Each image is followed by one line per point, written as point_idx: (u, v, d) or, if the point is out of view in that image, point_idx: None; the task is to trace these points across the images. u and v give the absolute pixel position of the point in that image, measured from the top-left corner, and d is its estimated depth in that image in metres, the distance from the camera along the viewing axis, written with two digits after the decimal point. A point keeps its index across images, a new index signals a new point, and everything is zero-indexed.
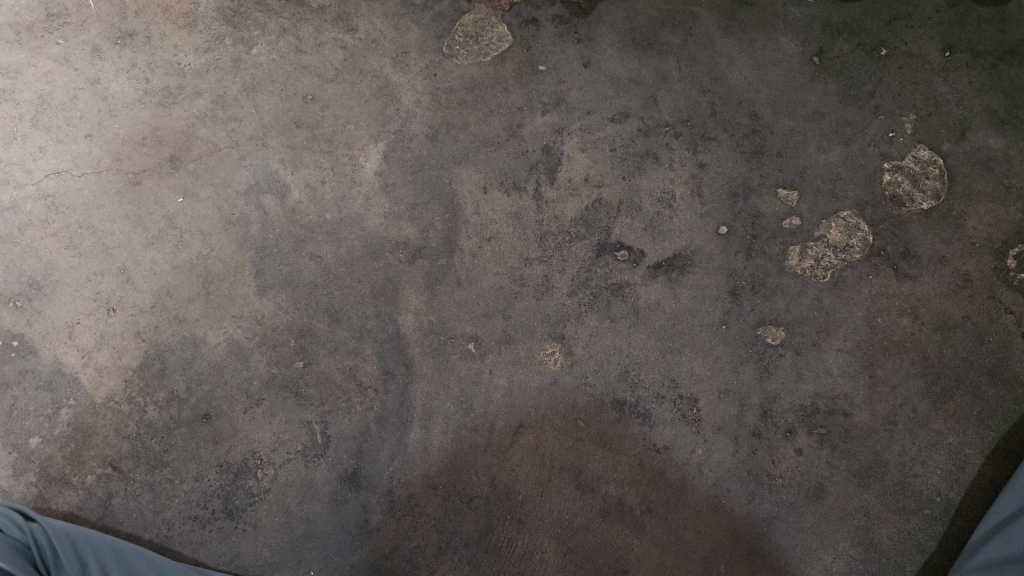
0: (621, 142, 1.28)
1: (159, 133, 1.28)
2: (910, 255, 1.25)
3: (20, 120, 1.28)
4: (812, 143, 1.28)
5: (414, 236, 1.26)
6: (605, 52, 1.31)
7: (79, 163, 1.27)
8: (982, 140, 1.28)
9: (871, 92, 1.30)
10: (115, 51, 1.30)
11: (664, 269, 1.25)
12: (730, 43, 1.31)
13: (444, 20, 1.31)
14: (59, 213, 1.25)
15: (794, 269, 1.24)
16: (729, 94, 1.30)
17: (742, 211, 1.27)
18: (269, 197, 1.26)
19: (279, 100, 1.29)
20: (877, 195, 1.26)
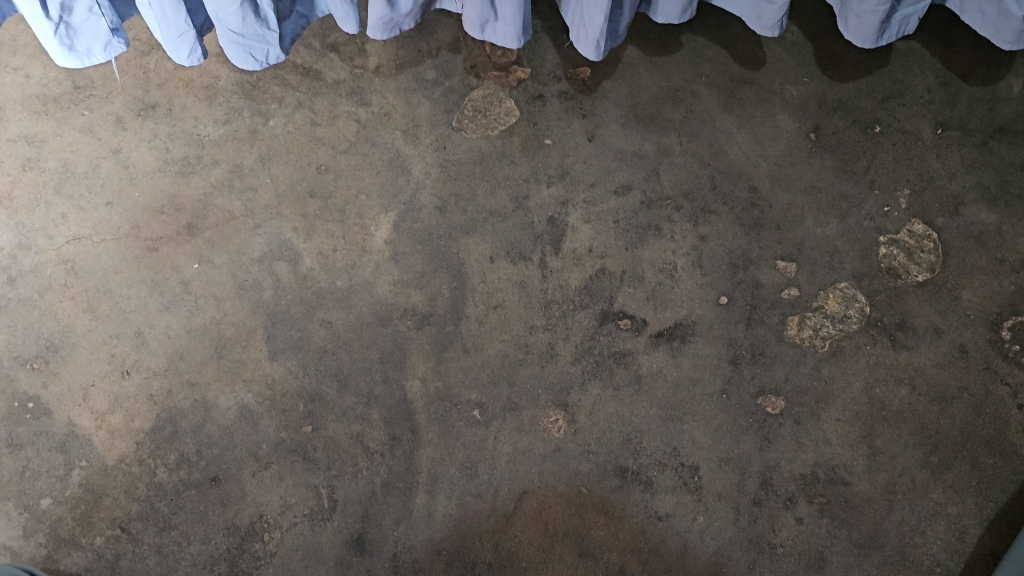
0: (624, 214, 1.34)
1: (178, 201, 1.34)
2: (906, 326, 1.27)
3: (44, 188, 1.35)
4: (809, 217, 1.34)
5: (422, 303, 1.29)
6: (608, 126, 1.40)
7: (99, 230, 1.33)
8: (975, 215, 1.34)
9: (866, 167, 1.37)
10: (137, 122, 1.40)
11: (665, 338, 1.27)
12: (729, 119, 1.40)
13: (454, 95, 1.42)
14: (79, 277, 1.30)
15: (794, 338, 1.27)
16: (729, 168, 1.37)
17: (742, 281, 1.30)
18: (282, 264, 1.31)
19: (294, 171, 1.36)
20: (873, 267, 1.31)
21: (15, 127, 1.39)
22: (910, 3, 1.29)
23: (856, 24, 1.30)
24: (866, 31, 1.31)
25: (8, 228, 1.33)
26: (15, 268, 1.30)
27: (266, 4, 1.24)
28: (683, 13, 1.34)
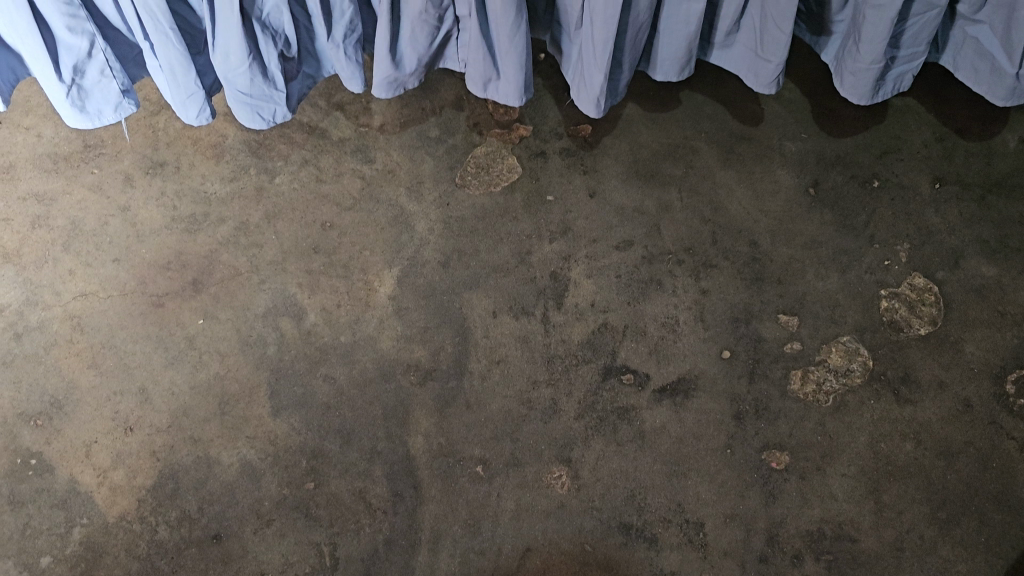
0: (626, 269, 1.35)
1: (184, 258, 1.36)
2: (909, 380, 1.27)
3: (53, 245, 1.37)
4: (810, 271, 1.35)
5: (426, 358, 1.29)
6: (610, 182, 1.42)
7: (106, 285, 1.34)
8: (975, 268, 1.35)
9: (866, 222, 1.38)
10: (146, 180, 1.43)
11: (668, 393, 1.27)
12: (729, 175, 1.42)
13: (457, 152, 1.45)
14: (85, 333, 1.31)
15: (797, 393, 1.27)
16: (729, 223, 1.38)
17: (744, 335, 1.30)
18: (286, 319, 1.32)
19: (299, 228, 1.38)
20: (875, 320, 1.31)
21: (25, 186, 1.42)
22: (904, 61, 1.31)
23: (852, 81, 1.32)
24: (861, 88, 1.33)
25: (15, 284, 1.34)
26: (21, 324, 1.31)
27: (273, 63, 1.28)
28: (681, 71, 1.36)
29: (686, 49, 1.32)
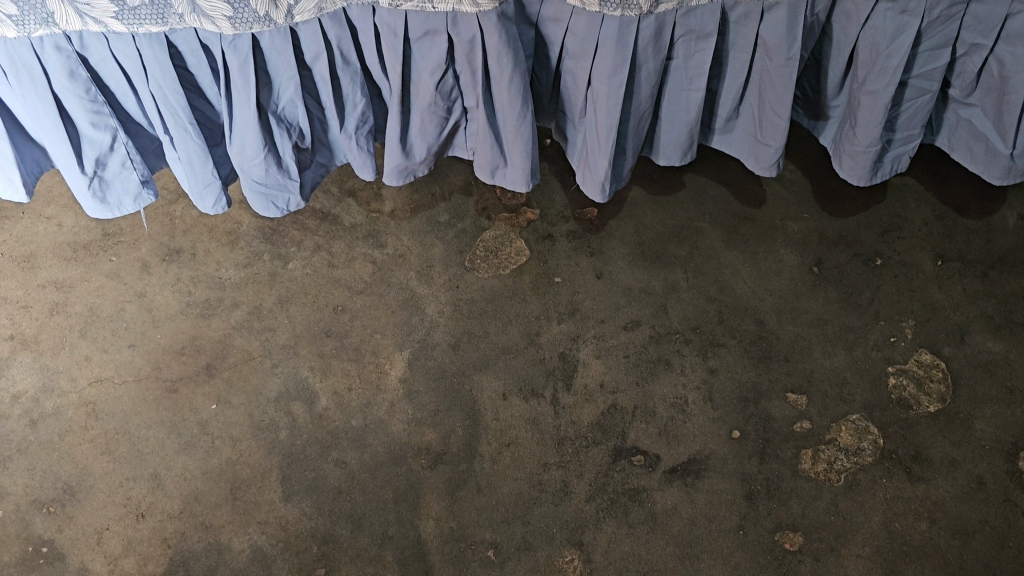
0: (634, 349, 1.36)
1: (198, 342, 1.38)
2: (921, 458, 1.27)
3: (70, 332, 1.40)
4: (817, 349, 1.36)
5: (436, 441, 1.29)
6: (616, 263, 1.45)
7: (121, 371, 1.36)
8: (982, 344, 1.35)
9: (870, 299, 1.40)
10: (162, 266, 1.46)
11: (679, 473, 1.27)
12: (733, 255, 1.45)
13: (466, 236, 1.48)
14: (99, 419, 1.32)
15: (808, 472, 1.26)
16: (735, 302, 1.40)
17: (753, 414, 1.31)
18: (298, 403, 1.33)
19: (312, 312, 1.41)
20: (884, 398, 1.32)
21: (44, 274, 1.46)
22: (900, 143, 1.35)
23: (850, 163, 1.35)
24: (860, 170, 1.36)
25: (32, 370, 1.36)
26: (36, 411, 1.33)
27: (287, 154, 1.32)
28: (683, 155, 1.40)
29: (687, 135, 1.36)
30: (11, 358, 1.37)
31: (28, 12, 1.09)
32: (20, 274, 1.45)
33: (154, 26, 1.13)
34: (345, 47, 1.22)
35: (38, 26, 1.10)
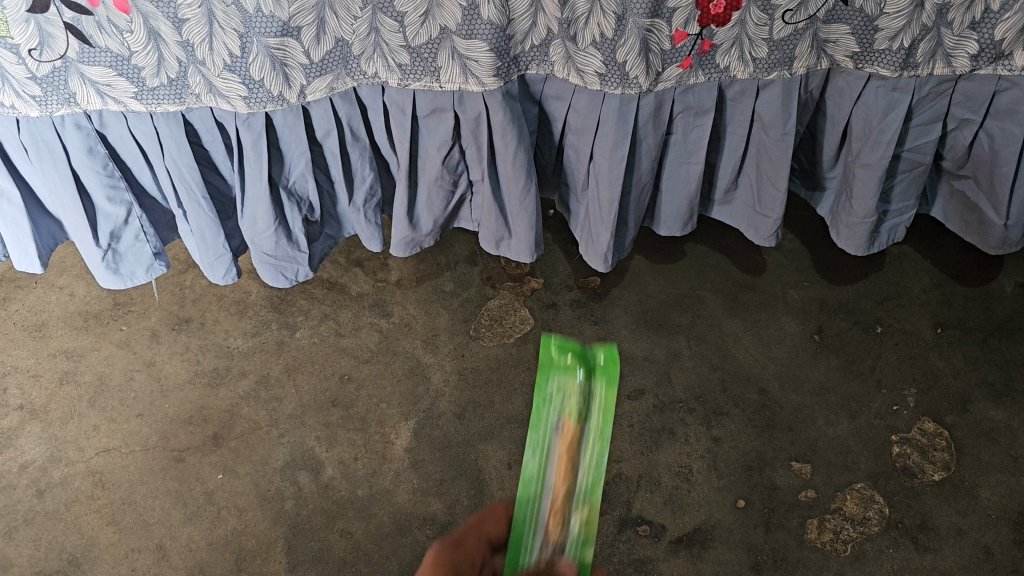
0: (638, 418, 1.38)
1: (205, 412, 1.40)
2: (928, 527, 1.24)
3: (80, 402, 1.42)
4: (820, 417, 1.37)
5: (441, 511, 1.29)
6: (619, 331, 1.48)
7: (129, 441, 1.37)
8: (984, 412, 1.36)
9: (871, 366, 1.42)
10: (171, 335, 1.50)
11: (685, 543, 1.25)
12: (734, 323, 1.49)
13: (472, 305, 1.52)
14: (105, 489, 1.32)
15: (814, 542, 1.24)
16: (738, 371, 1.43)
17: (758, 483, 1.30)
18: (304, 472, 1.33)
19: (318, 381, 1.43)
20: (888, 466, 1.31)
21: (55, 343, 1.49)
22: (896, 213, 1.39)
23: (847, 234, 1.39)
24: (858, 241, 1.39)
25: (41, 440, 1.37)
26: (44, 481, 1.33)
27: (297, 227, 1.36)
28: (684, 227, 1.43)
29: (687, 207, 1.39)
30: (20, 428, 1.39)
31: (51, 92, 1.12)
32: (31, 343, 1.49)
33: (172, 105, 1.16)
34: (355, 124, 1.26)
35: (60, 106, 1.14)
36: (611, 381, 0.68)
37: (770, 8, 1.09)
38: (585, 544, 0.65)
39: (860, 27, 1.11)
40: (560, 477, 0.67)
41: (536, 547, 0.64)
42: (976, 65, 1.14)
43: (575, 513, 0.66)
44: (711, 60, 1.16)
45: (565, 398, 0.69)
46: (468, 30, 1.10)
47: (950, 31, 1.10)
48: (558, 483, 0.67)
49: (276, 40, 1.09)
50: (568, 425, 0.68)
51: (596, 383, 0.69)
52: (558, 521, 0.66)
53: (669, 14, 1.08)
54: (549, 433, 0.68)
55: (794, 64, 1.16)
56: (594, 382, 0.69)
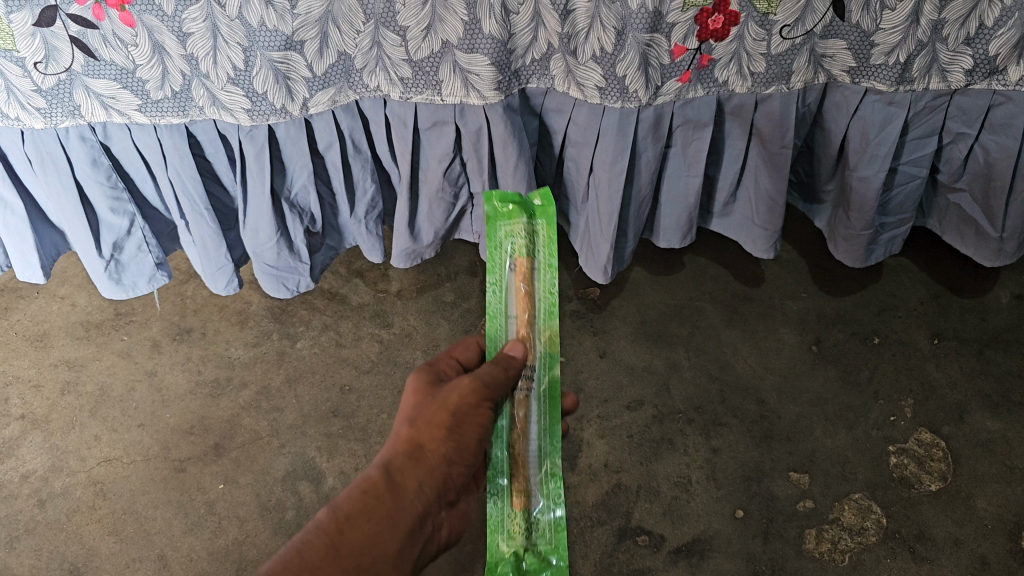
0: (637, 428, 1.39)
1: (206, 422, 1.41)
2: (925, 537, 1.25)
3: (81, 412, 1.42)
4: (818, 428, 1.38)
5: None
6: (619, 342, 1.49)
7: (130, 451, 1.37)
8: (981, 423, 1.37)
9: (868, 377, 1.43)
10: (173, 345, 1.51)
11: (684, 553, 1.25)
12: (732, 334, 1.50)
13: (472, 315, 1.54)
14: (106, 499, 1.32)
15: (813, 552, 1.25)
16: (737, 382, 1.44)
17: (756, 493, 1.31)
18: (304, 482, 1.34)
19: (319, 391, 1.44)
20: (886, 476, 1.32)
21: (57, 352, 1.50)
22: (893, 226, 1.41)
23: (845, 246, 1.41)
24: (855, 252, 1.41)
25: (42, 450, 1.38)
26: (45, 490, 1.33)
27: (299, 238, 1.37)
28: (683, 238, 1.45)
29: (686, 220, 1.40)
30: (21, 438, 1.39)
31: (56, 105, 1.12)
32: (33, 353, 1.50)
33: (176, 117, 1.16)
34: (357, 136, 1.27)
35: (64, 118, 1.14)
36: (549, 220, 0.87)
37: (768, 24, 1.09)
38: (550, 333, 0.84)
39: (857, 43, 1.12)
40: (521, 303, 0.85)
41: (507, 338, 0.85)
42: (970, 80, 1.14)
43: (539, 333, 0.85)
44: (710, 74, 1.17)
45: (511, 241, 0.86)
46: (470, 44, 1.09)
47: (945, 46, 1.10)
48: (520, 308, 0.85)
49: (280, 54, 1.08)
50: (521, 262, 0.85)
51: (537, 223, 0.87)
52: (527, 326, 0.84)
53: (668, 28, 1.09)
54: (501, 264, 0.86)
55: (791, 78, 1.17)
56: (534, 223, 0.87)
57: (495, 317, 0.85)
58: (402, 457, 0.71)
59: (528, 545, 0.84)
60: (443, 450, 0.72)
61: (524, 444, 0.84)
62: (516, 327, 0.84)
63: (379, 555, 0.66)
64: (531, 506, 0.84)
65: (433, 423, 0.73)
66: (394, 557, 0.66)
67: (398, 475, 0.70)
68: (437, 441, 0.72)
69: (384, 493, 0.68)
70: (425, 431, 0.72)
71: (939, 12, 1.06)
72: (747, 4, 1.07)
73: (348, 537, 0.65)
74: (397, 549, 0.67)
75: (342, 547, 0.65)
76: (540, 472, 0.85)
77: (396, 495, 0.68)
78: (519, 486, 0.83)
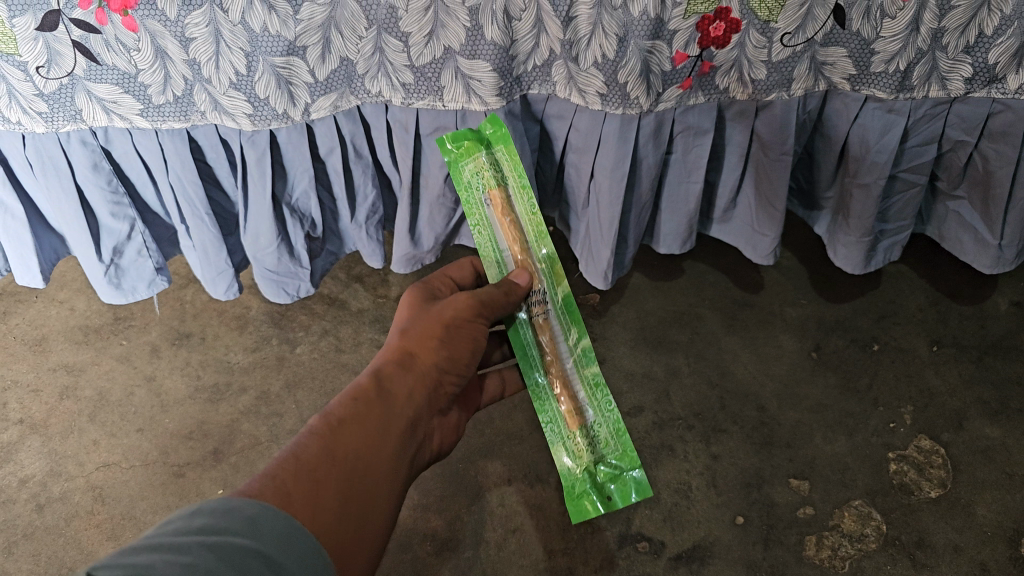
0: (637, 434, 1.39)
1: (206, 427, 1.40)
2: (925, 544, 1.25)
3: (79, 416, 1.42)
4: (818, 434, 1.38)
5: (441, 526, 1.29)
6: (619, 348, 1.50)
7: (129, 456, 1.37)
8: (980, 430, 1.37)
9: (868, 384, 1.44)
10: (172, 349, 1.51)
11: (684, 560, 1.25)
12: (732, 340, 1.51)
13: None
14: (105, 504, 1.32)
15: (813, 558, 1.25)
16: (736, 388, 1.44)
17: (756, 500, 1.31)
18: None
19: (319, 396, 1.44)
20: (886, 483, 1.32)
21: (55, 357, 1.50)
22: (892, 233, 1.42)
23: (845, 253, 1.42)
24: (855, 259, 1.42)
25: (40, 455, 1.37)
26: (43, 495, 1.33)
27: (299, 243, 1.37)
28: (683, 244, 1.45)
29: (687, 226, 1.41)
30: (20, 443, 1.39)
31: (57, 109, 1.12)
32: (32, 357, 1.50)
33: (177, 122, 1.16)
34: (358, 141, 1.27)
35: (66, 123, 1.14)
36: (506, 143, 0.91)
37: (769, 32, 1.08)
38: (546, 254, 0.89)
39: (857, 51, 1.11)
40: (509, 235, 0.89)
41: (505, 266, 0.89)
42: (970, 88, 1.14)
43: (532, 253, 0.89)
44: (711, 81, 1.17)
45: (480, 175, 0.91)
46: (472, 50, 1.09)
47: (945, 55, 1.10)
48: (511, 239, 0.89)
49: (281, 60, 1.08)
50: (493, 195, 0.90)
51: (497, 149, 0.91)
52: (521, 251, 0.88)
53: (670, 36, 1.08)
54: (479, 202, 0.90)
55: (791, 85, 1.17)
56: (494, 154, 0.91)
57: (490, 252, 0.90)
58: (393, 365, 0.73)
59: (596, 458, 0.87)
60: (434, 358, 0.75)
61: (559, 364, 0.88)
62: (516, 256, 0.89)
63: (371, 457, 0.65)
64: (586, 421, 0.87)
65: (424, 335, 0.76)
66: (386, 461, 0.66)
67: (389, 381, 0.72)
68: (429, 350, 0.75)
69: (376, 397, 0.69)
70: (417, 341, 0.76)
71: (939, 20, 1.05)
72: (748, 12, 1.06)
73: (340, 439, 0.64)
74: (391, 449, 0.67)
75: (334, 447, 0.63)
76: (585, 385, 0.88)
77: (388, 398, 0.70)
78: (569, 405, 0.87)
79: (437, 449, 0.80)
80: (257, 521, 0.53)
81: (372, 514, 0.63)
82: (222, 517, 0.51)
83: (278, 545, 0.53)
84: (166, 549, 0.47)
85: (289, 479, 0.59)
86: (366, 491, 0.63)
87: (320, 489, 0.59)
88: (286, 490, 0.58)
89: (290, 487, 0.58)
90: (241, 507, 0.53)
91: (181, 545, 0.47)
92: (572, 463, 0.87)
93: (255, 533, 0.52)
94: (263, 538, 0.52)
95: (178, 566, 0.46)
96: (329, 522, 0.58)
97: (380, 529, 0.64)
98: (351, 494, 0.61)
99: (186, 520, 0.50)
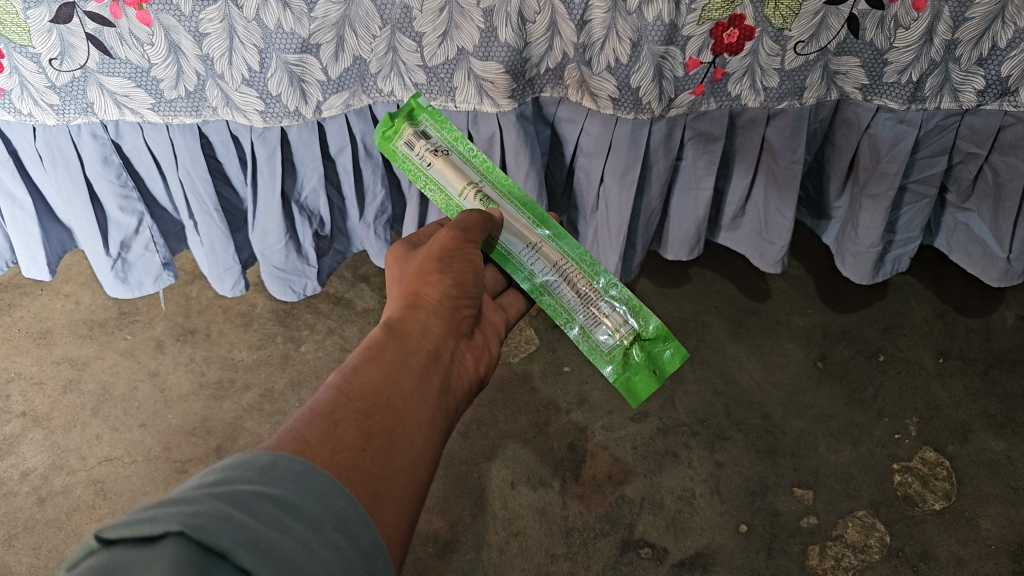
0: (642, 439, 1.39)
1: (209, 423, 1.40)
2: (929, 556, 1.24)
3: (83, 410, 1.42)
4: (822, 444, 1.38)
5: (444, 528, 1.29)
6: None
7: (131, 450, 1.36)
8: (985, 443, 1.37)
9: (874, 395, 1.43)
10: (176, 345, 1.51)
11: (686, 567, 1.24)
12: (738, 348, 1.51)
13: None
14: (106, 498, 1.31)
15: (815, 568, 1.24)
16: (741, 396, 1.44)
17: (760, 508, 1.30)
18: None
19: None
20: (890, 494, 1.31)
21: (60, 350, 1.50)
22: (901, 244, 1.42)
23: (852, 263, 1.42)
24: (863, 269, 1.42)
25: (42, 448, 1.37)
26: (45, 489, 1.32)
27: (307, 241, 1.37)
28: (690, 251, 1.45)
29: (695, 232, 1.41)
30: (22, 436, 1.38)
31: (69, 101, 1.11)
32: (36, 350, 1.49)
33: (189, 117, 1.15)
34: (369, 140, 1.27)
35: (77, 115, 1.13)
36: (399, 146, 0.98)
37: (783, 40, 1.08)
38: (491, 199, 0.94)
39: (871, 60, 1.10)
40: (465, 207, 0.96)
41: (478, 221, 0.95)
42: (982, 100, 1.13)
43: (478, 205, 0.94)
44: (724, 87, 1.15)
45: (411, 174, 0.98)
46: (485, 52, 1.08)
47: (958, 67, 1.09)
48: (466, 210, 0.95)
49: (294, 57, 1.07)
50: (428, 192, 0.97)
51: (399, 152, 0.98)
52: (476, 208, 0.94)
53: (684, 41, 1.08)
54: (418, 163, 0.96)
55: (804, 94, 1.16)
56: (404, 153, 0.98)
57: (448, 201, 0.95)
58: (400, 309, 0.73)
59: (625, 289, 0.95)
60: (437, 289, 0.75)
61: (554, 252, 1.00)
62: (473, 194, 0.93)
63: (392, 389, 0.63)
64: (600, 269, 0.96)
65: (420, 275, 0.76)
66: (408, 392, 0.64)
67: (401, 323, 0.71)
68: (430, 287, 0.75)
69: (387, 338, 0.68)
70: (416, 283, 0.75)
71: (953, 32, 1.05)
72: (763, 19, 1.06)
73: (356, 382, 0.62)
74: (411, 382, 0.65)
75: (351, 387, 0.61)
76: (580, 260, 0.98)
77: (402, 336, 0.69)
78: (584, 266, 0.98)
79: (475, 384, 0.78)
80: (273, 468, 0.47)
81: (406, 440, 0.60)
82: (237, 470, 0.46)
83: (299, 489, 0.46)
84: (172, 503, 0.41)
85: (305, 425, 0.56)
86: (392, 420, 0.60)
87: (339, 428, 0.57)
88: (305, 436, 0.54)
89: (308, 432, 0.55)
90: (254, 460, 0.47)
91: (190, 497, 0.41)
92: (636, 323, 0.92)
93: (271, 481, 0.46)
94: (280, 484, 0.46)
95: (183, 513, 0.39)
96: (356, 453, 0.55)
97: (420, 454, 0.61)
98: (376, 426, 0.59)
99: (197, 478, 0.44)
